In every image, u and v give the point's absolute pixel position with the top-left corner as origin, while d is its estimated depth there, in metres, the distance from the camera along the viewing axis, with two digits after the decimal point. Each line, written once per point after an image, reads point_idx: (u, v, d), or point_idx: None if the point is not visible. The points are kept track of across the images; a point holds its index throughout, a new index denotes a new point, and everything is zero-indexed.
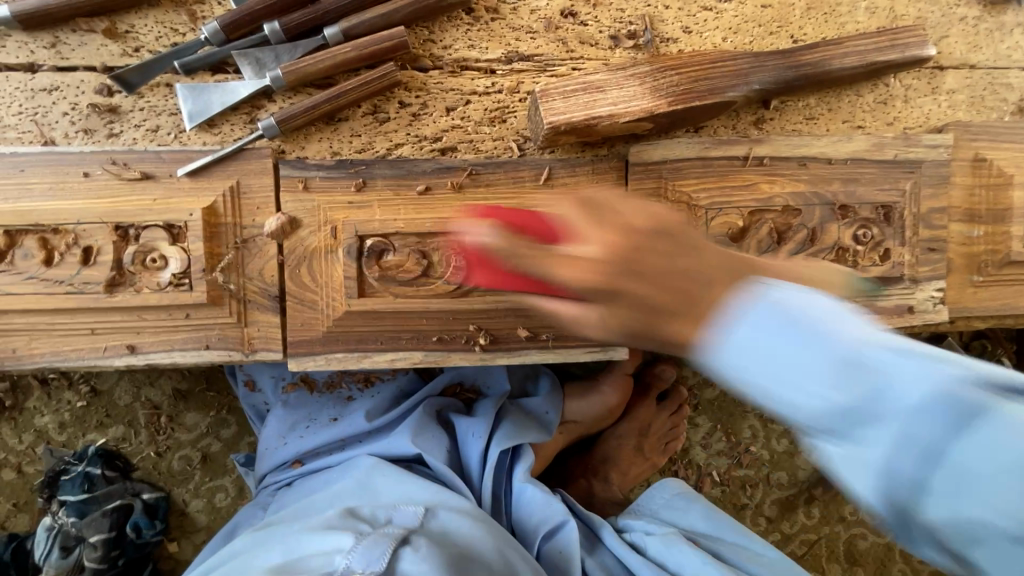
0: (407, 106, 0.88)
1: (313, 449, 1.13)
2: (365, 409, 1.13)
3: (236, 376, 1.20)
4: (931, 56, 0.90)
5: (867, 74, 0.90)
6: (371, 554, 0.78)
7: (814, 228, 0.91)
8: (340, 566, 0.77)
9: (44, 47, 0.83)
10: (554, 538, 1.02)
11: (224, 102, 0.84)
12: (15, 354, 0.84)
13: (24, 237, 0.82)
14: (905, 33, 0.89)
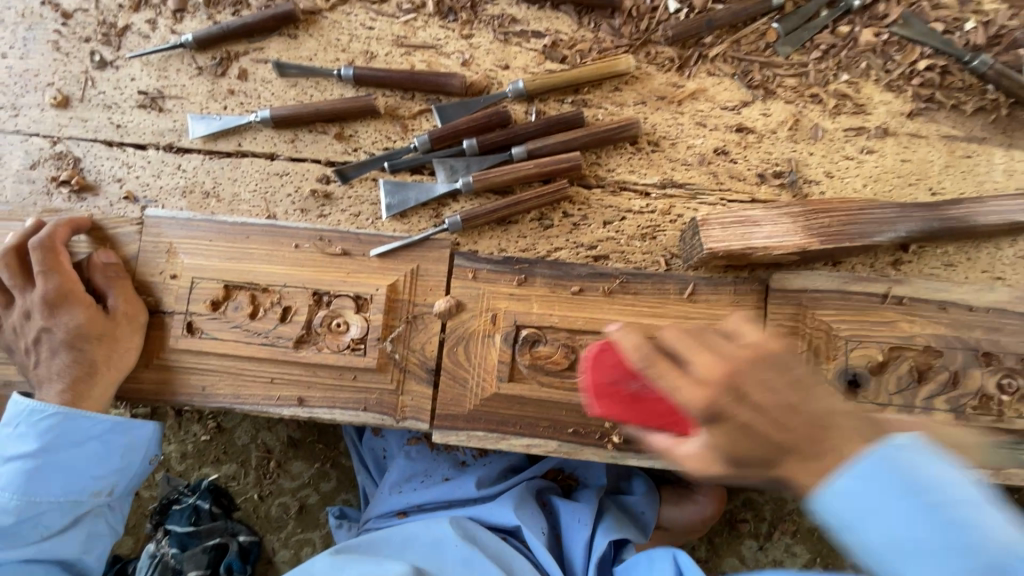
0: (570, 216, 0.99)
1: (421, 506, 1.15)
2: (476, 478, 1.14)
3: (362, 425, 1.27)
4: None
5: (1009, 231, 0.95)
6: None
7: (956, 371, 0.92)
8: None
9: (284, 141, 1.02)
10: None
11: (419, 199, 0.98)
12: (203, 392, 0.95)
13: (237, 292, 0.96)
14: None
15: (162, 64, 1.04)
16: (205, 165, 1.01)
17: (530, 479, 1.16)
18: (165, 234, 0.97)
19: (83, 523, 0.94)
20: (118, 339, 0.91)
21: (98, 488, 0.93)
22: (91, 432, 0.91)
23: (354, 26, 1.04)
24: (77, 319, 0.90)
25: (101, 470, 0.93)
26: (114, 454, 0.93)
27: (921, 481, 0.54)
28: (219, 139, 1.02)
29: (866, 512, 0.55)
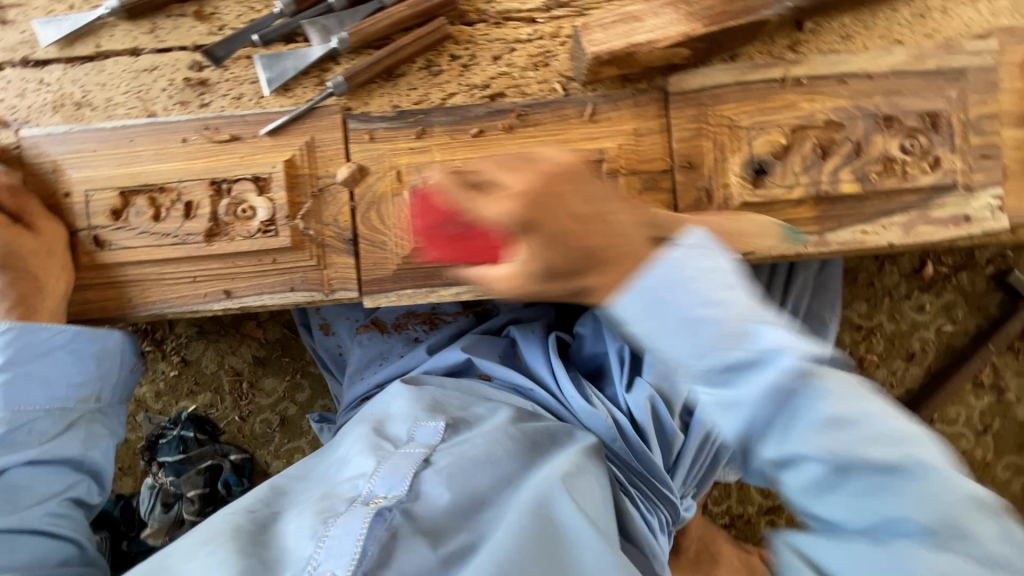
0: (458, 58, 0.96)
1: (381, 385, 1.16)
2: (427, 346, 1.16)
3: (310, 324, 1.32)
4: None
5: None
6: (393, 479, 0.79)
7: (859, 140, 0.92)
8: (363, 489, 0.78)
9: (144, 33, 0.95)
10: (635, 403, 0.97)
11: (297, 67, 0.94)
12: (132, 303, 0.95)
13: (136, 197, 0.94)
14: None
15: None
16: (69, 74, 0.96)
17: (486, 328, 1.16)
18: (47, 153, 0.94)
19: (78, 428, 0.92)
20: (51, 247, 0.91)
21: (83, 395, 0.93)
22: (56, 341, 0.89)
23: None
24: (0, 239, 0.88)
25: (82, 379, 0.92)
26: (86, 363, 0.92)
27: (681, 286, 0.54)
28: (76, 45, 0.96)
29: (653, 332, 0.55)
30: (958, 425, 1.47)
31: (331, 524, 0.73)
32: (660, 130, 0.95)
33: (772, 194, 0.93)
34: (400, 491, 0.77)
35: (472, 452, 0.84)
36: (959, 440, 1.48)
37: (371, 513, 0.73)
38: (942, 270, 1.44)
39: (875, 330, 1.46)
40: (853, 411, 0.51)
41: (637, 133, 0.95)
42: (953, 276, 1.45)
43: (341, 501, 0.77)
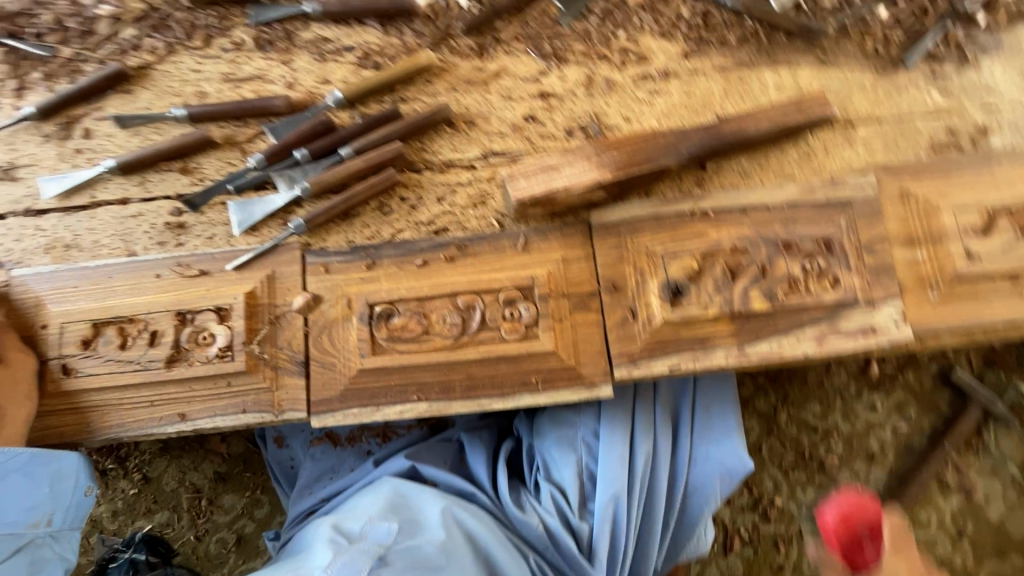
0: (406, 200, 1.09)
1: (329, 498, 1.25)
2: (376, 460, 1.27)
3: (266, 437, 1.36)
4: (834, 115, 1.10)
5: (784, 134, 1.09)
6: (352, 568, 0.95)
7: (763, 263, 1.03)
8: None
9: (134, 185, 1.10)
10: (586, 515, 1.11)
11: (264, 211, 1.07)
12: (90, 428, 1.00)
13: (107, 327, 1.02)
14: (809, 102, 1.10)
15: (10, 138, 1.12)
16: (64, 220, 1.09)
17: (437, 437, 1.29)
18: (32, 290, 1.04)
19: (24, 553, 0.97)
20: (18, 375, 0.97)
21: (34, 519, 0.97)
22: (11, 466, 0.93)
23: (184, 71, 1.14)
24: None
25: (34, 502, 0.97)
26: (41, 485, 0.96)
27: None
28: (73, 196, 1.10)
29: None
30: (931, 529, 1.43)
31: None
32: (586, 257, 1.05)
33: (688, 312, 1.02)
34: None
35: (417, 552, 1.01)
36: (937, 547, 1.44)
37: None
38: (887, 369, 1.50)
39: (833, 431, 1.48)
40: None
41: (565, 260, 1.05)
42: (899, 375, 1.50)
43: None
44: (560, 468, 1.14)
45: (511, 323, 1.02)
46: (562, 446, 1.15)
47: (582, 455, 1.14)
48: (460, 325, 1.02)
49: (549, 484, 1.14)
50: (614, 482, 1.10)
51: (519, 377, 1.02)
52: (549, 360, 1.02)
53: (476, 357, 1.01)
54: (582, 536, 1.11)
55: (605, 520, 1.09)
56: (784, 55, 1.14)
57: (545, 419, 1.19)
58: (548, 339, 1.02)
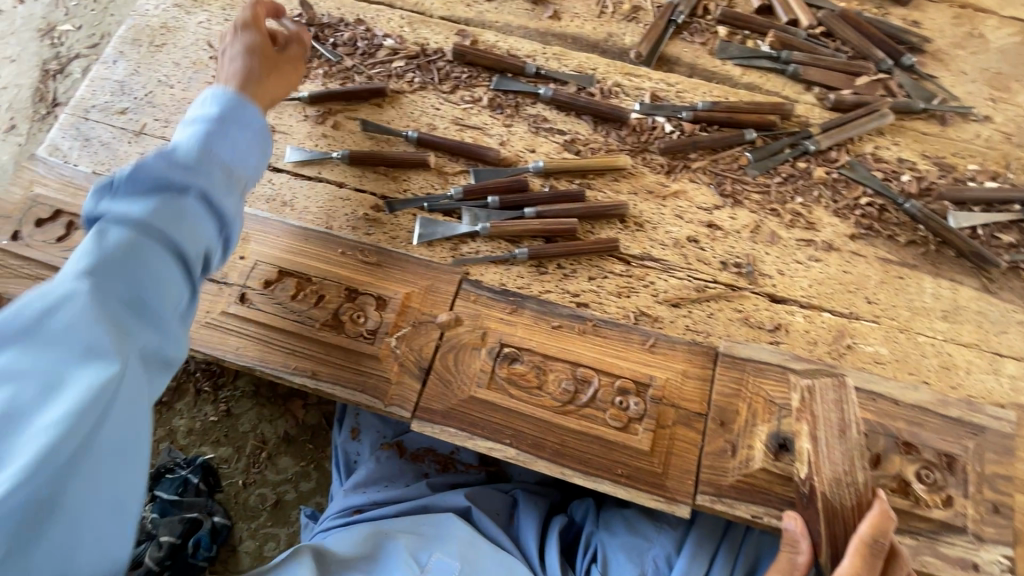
0: (562, 268, 1.22)
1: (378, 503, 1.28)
2: (430, 483, 1.31)
3: (346, 422, 1.45)
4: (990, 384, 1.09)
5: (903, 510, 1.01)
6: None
7: (878, 454, 1.02)
8: None
9: (353, 176, 1.31)
10: None
11: (444, 233, 1.24)
12: (237, 351, 1.15)
13: (287, 277, 1.20)
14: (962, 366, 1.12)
15: (280, 109, 1.38)
16: (290, 182, 1.31)
17: (494, 486, 1.34)
18: (245, 227, 1.24)
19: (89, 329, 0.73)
20: (283, 71, 1.21)
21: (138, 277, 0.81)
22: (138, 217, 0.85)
23: (426, 105, 1.38)
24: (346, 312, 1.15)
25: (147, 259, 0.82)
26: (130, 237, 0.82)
27: None
28: (305, 168, 1.32)
29: None
30: None
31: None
32: (703, 379, 1.11)
33: (788, 469, 1.03)
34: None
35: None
36: None
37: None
38: None
39: None
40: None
41: (685, 374, 1.11)
42: None
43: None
44: (619, 571, 1.20)
45: (617, 410, 1.08)
46: (632, 554, 1.20)
47: (648, 575, 1.18)
48: (571, 393, 1.09)
49: None
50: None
51: (606, 461, 1.06)
52: (640, 460, 1.06)
53: (575, 427, 1.07)
54: None
55: None
56: (948, 269, 1.19)
57: (618, 519, 1.27)
58: (645, 439, 1.06)
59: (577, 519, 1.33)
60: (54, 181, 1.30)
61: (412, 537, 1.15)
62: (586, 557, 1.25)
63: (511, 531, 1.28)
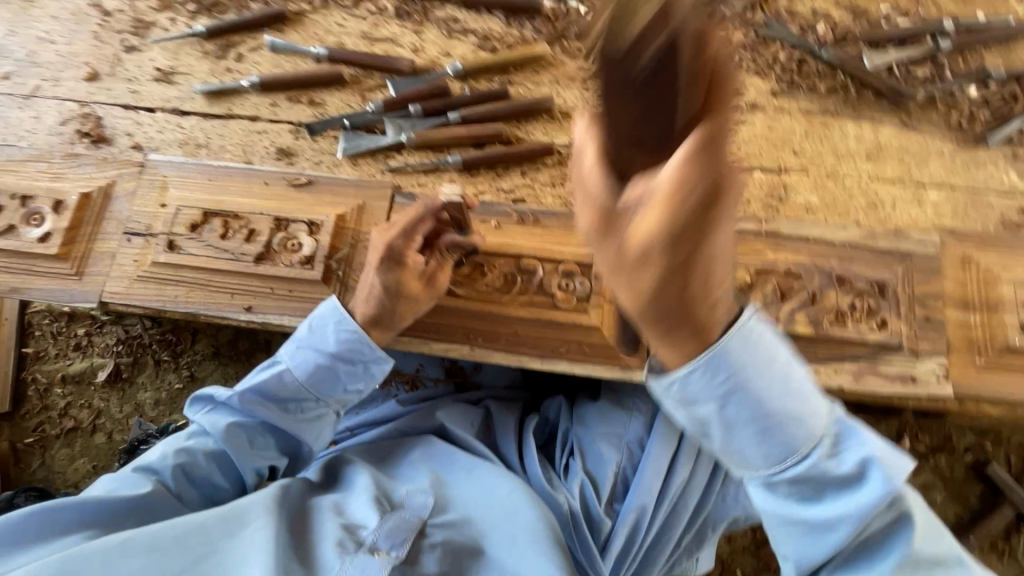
0: (494, 168, 1.20)
1: (350, 430, 1.25)
2: (396, 402, 1.27)
3: None
4: (900, 211, 1.16)
5: (833, 339, 1.05)
6: (397, 538, 0.83)
7: (814, 291, 1.07)
8: (368, 538, 0.82)
9: (266, 106, 1.25)
10: (613, 512, 1.11)
11: (369, 146, 1.20)
12: (176, 300, 1.12)
13: (213, 218, 1.16)
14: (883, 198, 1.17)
15: (175, 49, 1.30)
16: (200, 123, 1.25)
17: (463, 396, 1.30)
18: (161, 173, 1.19)
19: None
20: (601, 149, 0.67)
21: None
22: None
23: (330, 23, 1.30)
24: (396, 276, 0.98)
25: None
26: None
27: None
28: (214, 104, 1.26)
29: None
30: None
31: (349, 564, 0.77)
32: None
33: None
34: (402, 552, 0.81)
35: (461, 537, 0.89)
36: None
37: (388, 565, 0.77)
38: (919, 447, 1.45)
39: None
40: (832, 429, 0.69)
41: None
42: (931, 457, 1.45)
43: (355, 542, 0.82)
44: (597, 460, 1.15)
45: (566, 293, 1.09)
46: (608, 441, 1.16)
47: (623, 459, 1.15)
48: (519, 284, 1.10)
49: (581, 470, 1.13)
50: (648, 490, 1.09)
51: (559, 342, 1.08)
52: (592, 334, 1.07)
53: (526, 316, 1.08)
54: (603, 530, 1.08)
55: (627, 521, 1.07)
56: (869, 111, 1.21)
57: (591, 412, 1.23)
58: (595, 315, 1.08)
59: (551, 417, 1.28)
60: None
61: (384, 474, 1.00)
62: (565, 453, 1.20)
63: (488, 439, 1.22)
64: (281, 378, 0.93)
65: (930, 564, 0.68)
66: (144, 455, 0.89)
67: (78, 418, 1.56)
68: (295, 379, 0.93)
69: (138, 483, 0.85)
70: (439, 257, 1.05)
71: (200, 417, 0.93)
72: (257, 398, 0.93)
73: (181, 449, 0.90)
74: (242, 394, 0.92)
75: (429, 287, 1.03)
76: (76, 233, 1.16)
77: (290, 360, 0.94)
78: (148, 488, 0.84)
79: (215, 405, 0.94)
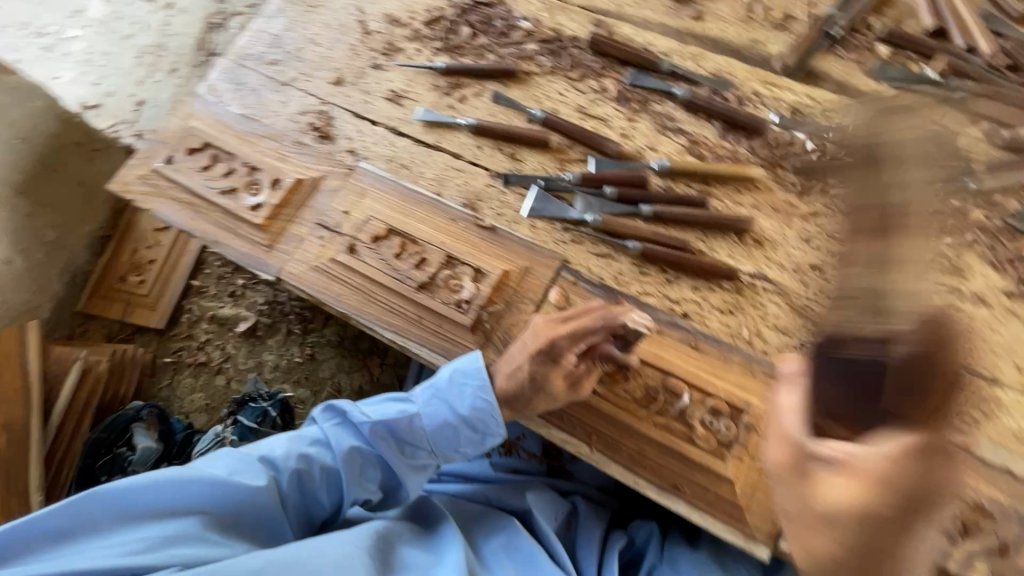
0: (666, 273, 1.16)
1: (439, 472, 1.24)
2: (490, 462, 1.25)
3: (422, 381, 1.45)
4: None
5: None
6: None
7: (1003, 541, 0.90)
8: None
9: (470, 147, 1.33)
10: None
11: (555, 211, 1.22)
12: (339, 299, 1.21)
13: (394, 236, 1.24)
14: None
15: (411, 75, 1.44)
16: (409, 145, 1.36)
17: (555, 483, 1.25)
18: (363, 182, 1.31)
19: None
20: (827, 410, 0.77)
21: None
22: None
23: (552, 89, 1.37)
24: (549, 374, 0.91)
25: None
26: None
27: None
28: (427, 133, 1.36)
29: None
30: None
31: None
32: None
33: None
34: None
35: None
36: None
37: None
38: None
39: None
40: None
41: None
42: None
43: None
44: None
45: (706, 431, 1.01)
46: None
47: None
48: (659, 402, 1.03)
49: None
50: None
51: (683, 480, 0.99)
52: (722, 487, 0.98)
53: (656, 440, 1.02)
54: None
55: None
56: None
57: (684, 558, 1.11)
58: (731, 467, 0.99)
59: (637, 542, 1.18)
60: (208, 118, 1.43)
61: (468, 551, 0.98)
62: None
63: (568, 540, 1.15)
64: (409, 421, 0.94)
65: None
66: (269, 444, 0.93)
67: (210, 356, 1.72)
68: (422, 428, 0.94)
69: (257, 474, 0.89)
70: (593, 361, 0.95)
71: (327, 427, 0.95)
72: (383, 432, 0.94)
73: (301, 454, 0.93)
74: (372, 425, 0.93)
75: (572, 390, 0.94)
76: (280, 211, 1.30)
77: (422, 407, 0.93)
78: (263, 484, 0.88)
79: (343, 420, 0.96)
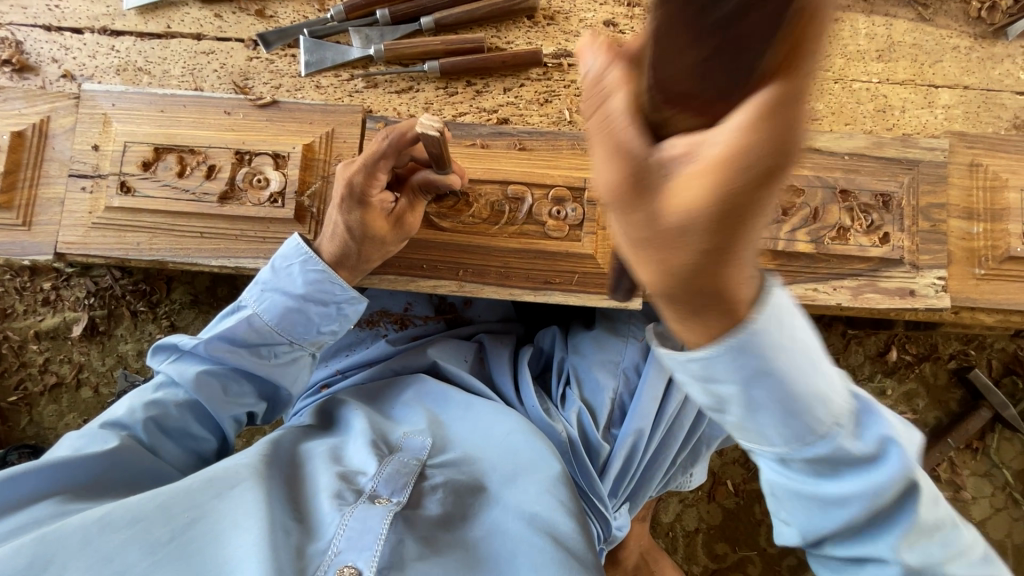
0: (474, 85, 1.09)
1: (343, 371, 1.22)
2: (387, 341, 1.24)
3: None
4: (907, 117, 1.09)
5: (834, 257, 1.01)
6: (396, 484, 0.81)
7: (816, 208, 1.02)
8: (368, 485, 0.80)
9: (211, 23, 1.12)
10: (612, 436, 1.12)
11: (334, 60, 1.09)
12: (138, 248, 1.03)
13: (167, 154, 1.05)
14: (892, 103, 1.10)
15: None
16: (137, 45, 1.11)
17: (456, 332, 1.27)
18: (99, 106, 1.05)
19: None
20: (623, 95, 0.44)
21: None
22: None
23: None
24: (363, 218, 0.91)
25: None
26: None
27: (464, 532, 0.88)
28: (150, 20, 1.12)
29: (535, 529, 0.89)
30: None
31: (349, 514, 0.74)
32: None
33: None
34: (403, 497, 0.79)
35: (461, 479, 0.88)
36: None
37: (389, 514, 0.75)
38: (906, 358, 1.47)
39: None
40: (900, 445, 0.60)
41: None
42: (916, 365, 1.48)
43: (354, 490, 0.79)
44: (594, 388, 1.15)
45: (557, 221, 1.03)
46: (603, 368, 1.15)
47: (619, 386, 1.15)
48: (506, 213, 1.03)
49: (578, 398, 1.13)
50: (644, 415, 1.10)
51: (552, 273, 1.03)
52: (587, 264, 1.02)
53: (516, 248, 1.03)
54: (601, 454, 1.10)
55: (624, 445, 1.09)
56: (882, 3, 1.11)
57: (586, 341, 1.21)
58: (588, 243, 1.03)
59: (546, 348, 1.26)
60: None
61: (380, 417, 0.98)
62: (560, 383, 1.19)
63: (484, 373, 1.20)
64: (248, 322, 0.90)
65: (931, 532, 0.58)
66: (111, 410, 0.87)
67: (60, 374, 1.51)
68: (263, 323, 0.90)
69: (105, 439, 0.82)
70: (413, 195, 0.97)
71: (166, 366, 0.91)
72: (225, 344, 0.90)
73: (149, 402, 0.87)
74: (209, 342, 0.89)
75: (398, 228, 0.96)
76: (16, 178, 1.06)
77: (257, 304, 0.91)
78: (115, 442, 0.81)
79: (180, 353, 0.91)
